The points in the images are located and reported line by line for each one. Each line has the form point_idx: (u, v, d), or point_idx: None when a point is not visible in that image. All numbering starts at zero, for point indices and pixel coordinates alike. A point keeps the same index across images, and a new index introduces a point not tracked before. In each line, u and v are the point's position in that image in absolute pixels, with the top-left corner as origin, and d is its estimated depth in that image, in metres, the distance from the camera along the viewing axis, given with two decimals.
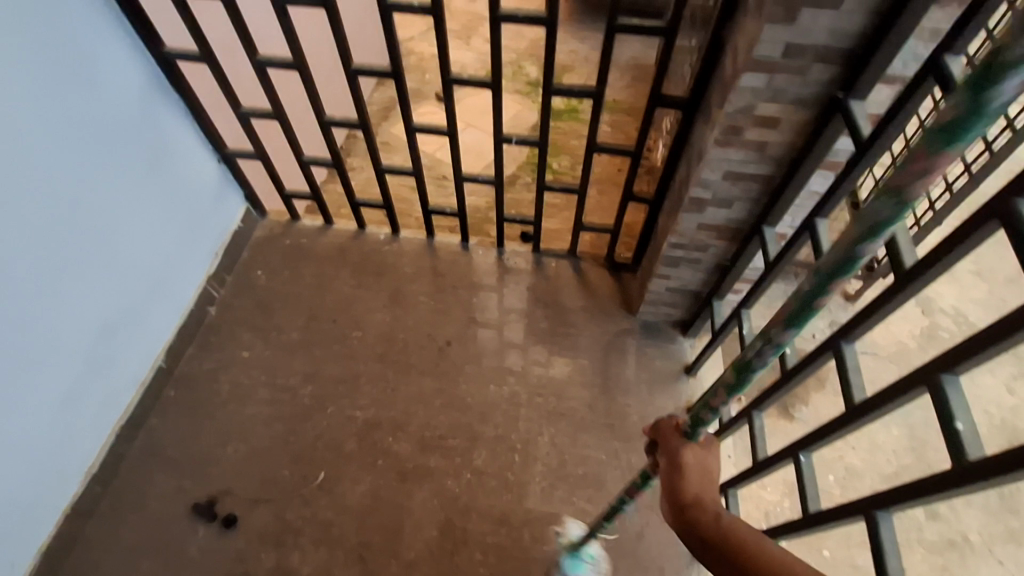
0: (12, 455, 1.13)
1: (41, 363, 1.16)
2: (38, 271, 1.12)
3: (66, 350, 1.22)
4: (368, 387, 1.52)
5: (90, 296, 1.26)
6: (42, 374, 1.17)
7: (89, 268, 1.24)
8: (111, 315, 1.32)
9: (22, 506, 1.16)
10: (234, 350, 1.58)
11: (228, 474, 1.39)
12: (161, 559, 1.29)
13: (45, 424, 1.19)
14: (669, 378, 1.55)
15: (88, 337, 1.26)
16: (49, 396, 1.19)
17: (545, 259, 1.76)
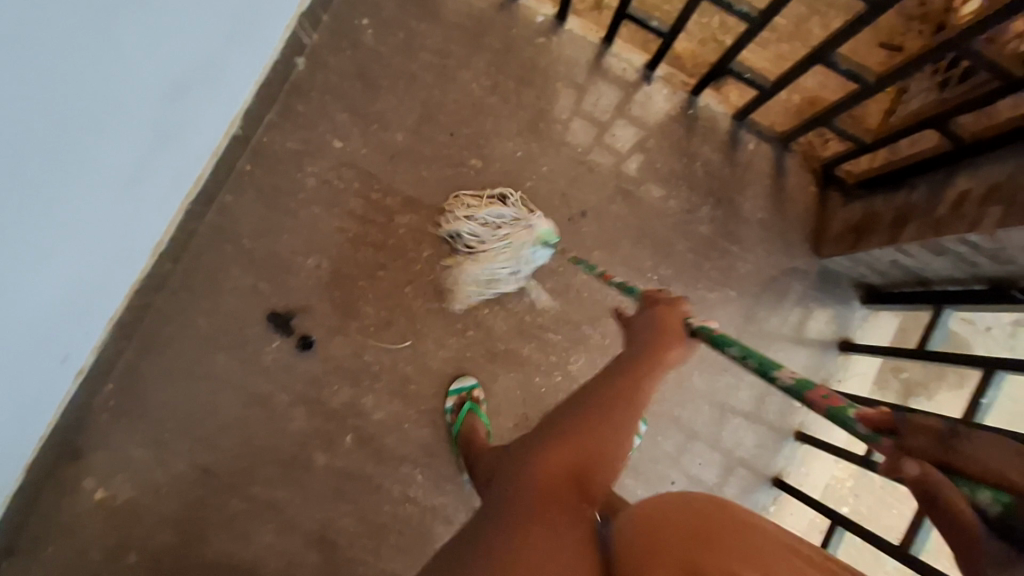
0: (85, 238, 0.94)
1: (119, 144, 0.89)
2: (111, 31, 0.73)
3: (140, 119, 0.91)
4: (475, 238, 1.26)
5: (174, 51, 0.89)
6: (110, 154, 0.88)
7: (171, 16, 0.84)
8: (188, 74, 0.97)
9: (91, 284, 1.03)
10: (326, 134, 1.24)
11: (309, 290, 1.24)
12: (236, 356, 1.23)
13: (114, 208, 0.97)
14: (817, 347, 1.30)
15: (160, 104, 0.94)
16: (118, 173, 0.93)
17: (744, 137, 1.27)
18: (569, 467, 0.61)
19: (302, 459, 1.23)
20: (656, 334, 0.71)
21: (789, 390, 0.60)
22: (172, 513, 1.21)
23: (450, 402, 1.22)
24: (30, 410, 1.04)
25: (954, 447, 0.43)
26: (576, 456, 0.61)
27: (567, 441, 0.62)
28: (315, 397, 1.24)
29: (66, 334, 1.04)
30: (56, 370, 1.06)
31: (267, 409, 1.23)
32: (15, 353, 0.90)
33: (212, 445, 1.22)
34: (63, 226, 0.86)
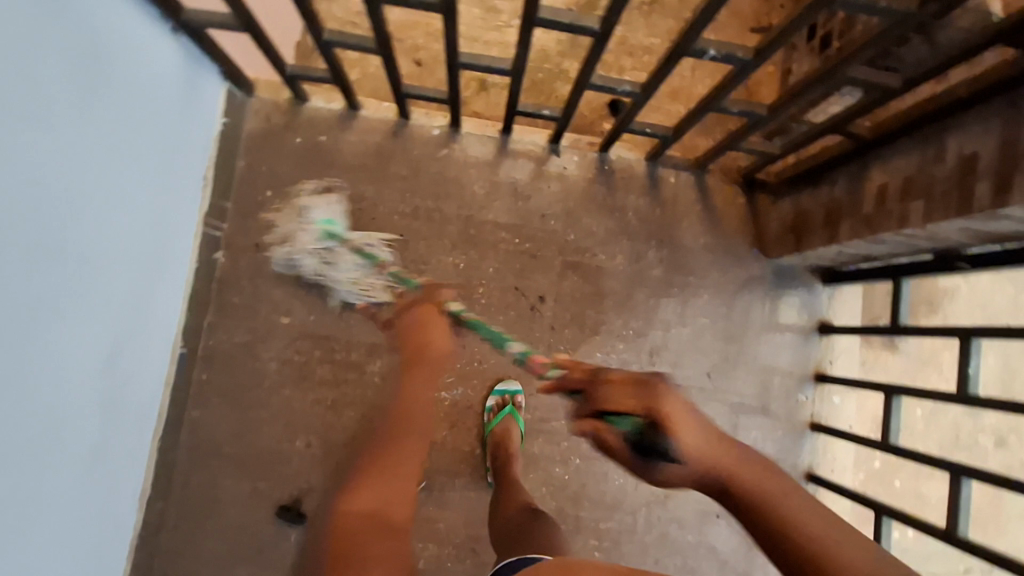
0: (62, 535, 0.90)
1: (60, 435, 0.86)
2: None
3: (73, 402, 0.88)
4: (450, 360, 1.26)
5: (81, 325, 0.87)
6: (53, 449, 0.85)
7: (60, 303, 0.81)
8: (110, 336, 0.95)
9: (88, 568, 0.99)
10: (270, 315, 1.22)
11: (307, 471, 1.21)
12: (258, 564, 1.19)
13: (82, 495, 0.93)
14: (799, 339, 1.34)
15: (86, 379, 0.90)
16: (74, 457, 0.90)
17: (663, 175, 1.31)
18: (375, 506, 0.99)
19: None
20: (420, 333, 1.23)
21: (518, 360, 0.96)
22: None
23: (491, 402, 1.24)
24: None
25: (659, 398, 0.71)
26: (377, 500, 1.00)
27: (366, 490, 1.04)
28: None
29: None
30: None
31: None
32: None
33: None
34: (31, 540, 0.83)
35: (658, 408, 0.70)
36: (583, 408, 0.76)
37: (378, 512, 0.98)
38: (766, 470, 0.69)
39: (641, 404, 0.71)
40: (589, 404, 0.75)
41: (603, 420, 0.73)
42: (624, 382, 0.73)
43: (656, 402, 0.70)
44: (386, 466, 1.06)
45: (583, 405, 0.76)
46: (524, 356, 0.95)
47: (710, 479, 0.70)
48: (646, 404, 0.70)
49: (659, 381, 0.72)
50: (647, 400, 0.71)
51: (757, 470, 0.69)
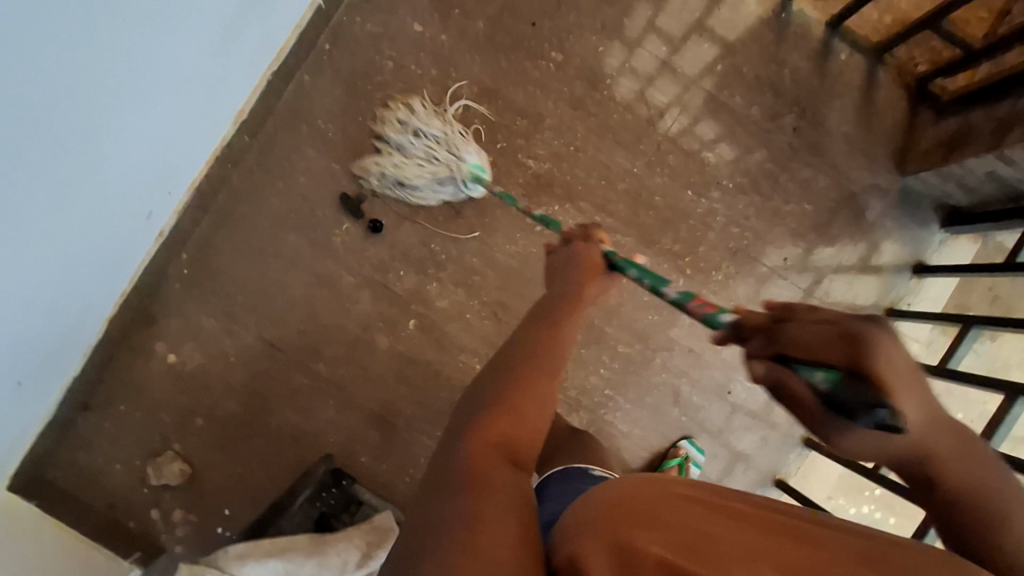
0: (174, 106, 0.98)
1: (202, 17, 0.90)
2: None
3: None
4: (550, 134, 1.24)
5: None
6: (196, 22, 0.89)
7: None
8: None
9: (172, 147, 1.05)
10: (406, 18, 1.23)
11: (382, 175, 1.25)
12: (305, 237, 1.25)
13: (203, 62, 0.98)
14: (889, 270, 1.27)
15: None
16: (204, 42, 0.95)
17: (837, 46, 1.22)
18: (502, 438, 0.59)
19: (365, 340, 1.26)
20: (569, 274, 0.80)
21: (674, 303, 0.71)
22: (238, 384, 1.26)
23: None
24: (116, 261, 1.10)
25: (788, 337, 0.52)
26: (507, 424, 0.60)
27: (506, 409, 0.61)
28: (380, 281, 1.26)
29: (150, 187, 1.07)
30: (137, 222, 1.09)
31: (332, 290, 1.26)
32: (109, 203, 0.97)
33: (278, 321, 1.26)
34: (149, 91, 0.89)
35: (870, 377, 0.47)
36: (763, 345, 0.55)
37: (488, 446, 0.58)
38: (969, 449, 0.55)
39: (843, 354, 0.48)
40: (770, 344, 0.54)
41: (790, 367, 0.52)
42: (823, 320, 0.51)
43: (866, 358, 0.47)
44: (521, 380, 0.64)
45: (756, 337, 0.56)
46: (683, 301, 0.70)
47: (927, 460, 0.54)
48: (848, 363, 0.48)
49: (876, 328, 0.48)
50: (851, 346, 0.48)
51: (958, 440, 0.55)
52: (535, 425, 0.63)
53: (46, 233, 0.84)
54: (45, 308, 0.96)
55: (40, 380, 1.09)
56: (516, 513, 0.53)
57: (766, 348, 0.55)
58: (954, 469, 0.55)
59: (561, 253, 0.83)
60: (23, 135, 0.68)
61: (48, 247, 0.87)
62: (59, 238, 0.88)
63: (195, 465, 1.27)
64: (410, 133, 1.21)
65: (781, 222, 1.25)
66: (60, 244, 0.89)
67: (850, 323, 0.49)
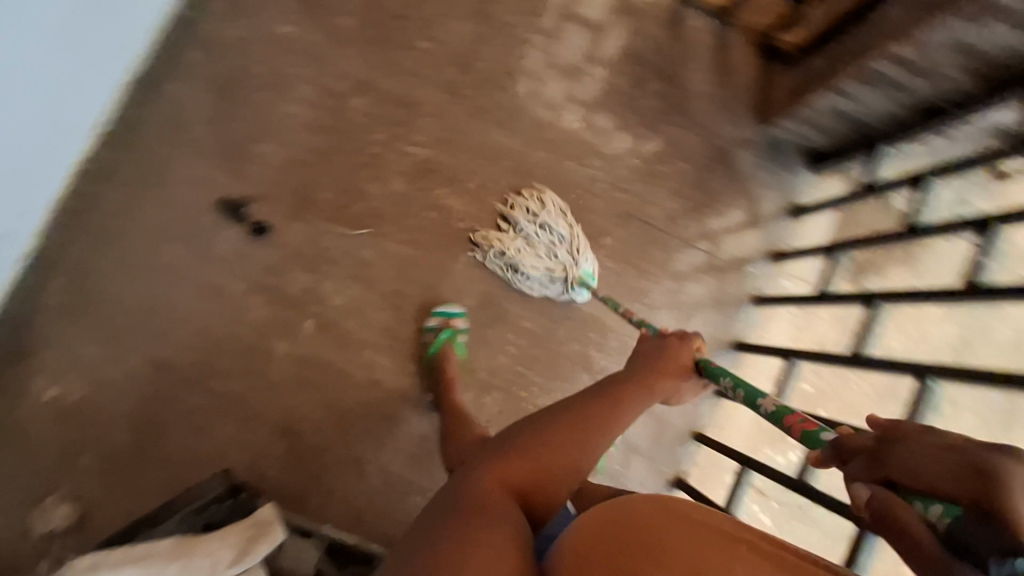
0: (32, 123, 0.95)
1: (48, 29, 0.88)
2: None
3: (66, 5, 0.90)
4: (428, 121, 1.26)
5: None
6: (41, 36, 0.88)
7: None
8: None
9: (32, 165, 1.02)
10: (272, 22, 1.24)
11: (263, 176, 1.23)
12: (188, 248, 1.21)
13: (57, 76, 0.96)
14: (769, 217, 1.33)
15: None
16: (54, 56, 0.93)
17: (688, 14, 1.30)
18: (518, 481, 0.70)
19: (261, 348, 1.21)
20: (649, 359, 0.85)
21: (772, 417, 0.74)
22: (127, 410, 1.19)
23: (433, 322, 1.21)
24: None
25: (896, 465, 0.50)
26: (527, 470, 0.71)
27: (525, 454, 0.72)
28: (271, 284, 1.22)
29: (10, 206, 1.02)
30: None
31: (221, 299, 1.21)
32: None
33: (166, 338, 1.20)
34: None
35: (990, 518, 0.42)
36: (868, 469, 0.53)
37: (500, 486, 0.69)
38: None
39: (966, 490, 0.45)
40: (878, 469, 0.52)
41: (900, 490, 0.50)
42: (943, 446, 0.48)
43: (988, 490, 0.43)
44: (543, 432, 0.74)
45: (860, 459, 0.54)
46: (779, 416, 0.73)
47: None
48: (972, 500, 0.44)
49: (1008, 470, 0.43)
50: (976, 478, 0.44)
51: None
52: (558, 474, 0.73)
53: None
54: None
55: None
56: (507, 529, 0.62)
57: (868, 479, 0.53)
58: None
59: (649, 342, 0.89)
60: None
61: None
62: None
63: (85, 506, 1.17)
64: (540, 228, 1.22)
65: (663, 182, 1.30)
66: None
67: (966, 448, 0.46)
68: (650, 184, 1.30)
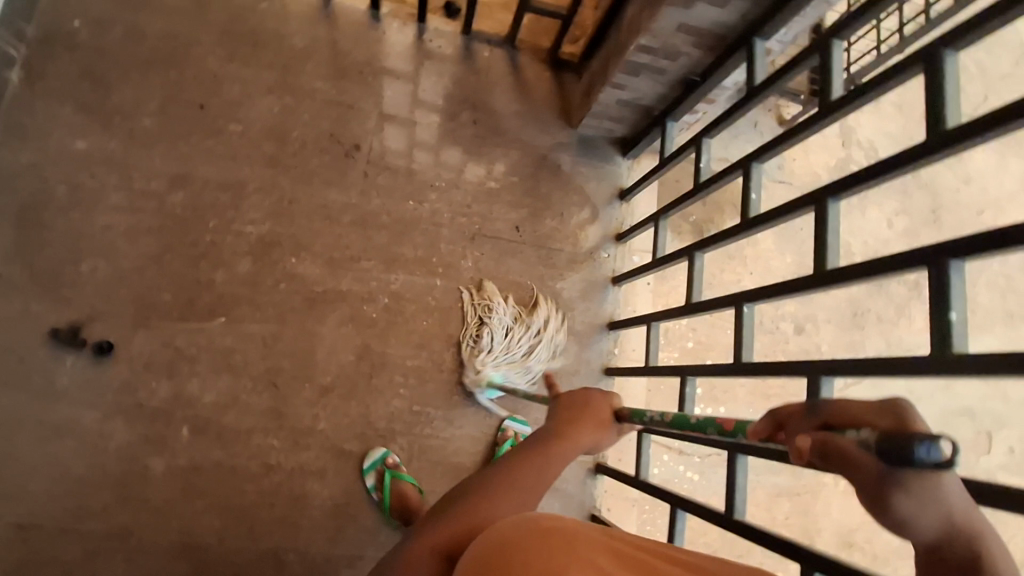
0: None
1: None
2: None
3: None
4: (258, 197, 1.27)
5: None
6: None
7: None
8: None
9: None
10: (64, 140, 1.20)
11: (94, 295, 1.17)
12: (26, 392, 1.13)
13: None
14: (601, 204, 1.46)
15: None
16: None
17: (477, 46, 1.43)
18: (448, 542, 0.69)
19: (135, 471, 1.14)
20: (574, 408, 0.80)
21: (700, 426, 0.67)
22: None
23: (370, 478, 1.21)
24: None
25: (835, 414, 0.51)
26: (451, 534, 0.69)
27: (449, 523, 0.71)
28: (130, 402, 1.16)
29: None
30: None
31: (78, 433, 1.13)
32: None
33: (24, 493, 1.10)
34: None
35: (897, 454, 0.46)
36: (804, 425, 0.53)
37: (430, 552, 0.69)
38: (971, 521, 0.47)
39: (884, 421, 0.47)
40: (814, 423, 0.52)
41: (834, 433, 0.49)
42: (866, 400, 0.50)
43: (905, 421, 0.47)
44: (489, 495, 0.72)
45: (795, 419, 0.54)
46: (707, 425, 0.66)
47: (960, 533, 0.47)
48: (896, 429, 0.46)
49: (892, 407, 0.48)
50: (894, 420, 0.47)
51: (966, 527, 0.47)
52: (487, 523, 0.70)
53: None
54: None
55: None
56: None
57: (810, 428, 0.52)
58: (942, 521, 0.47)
59: (568, 392, 0.83)
60: None
61: None
62: None
63: None
64: (518, 327, 1.33)
65: (499, 198, 1.39)
66: None
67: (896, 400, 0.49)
68: (487, 201, 1.39)
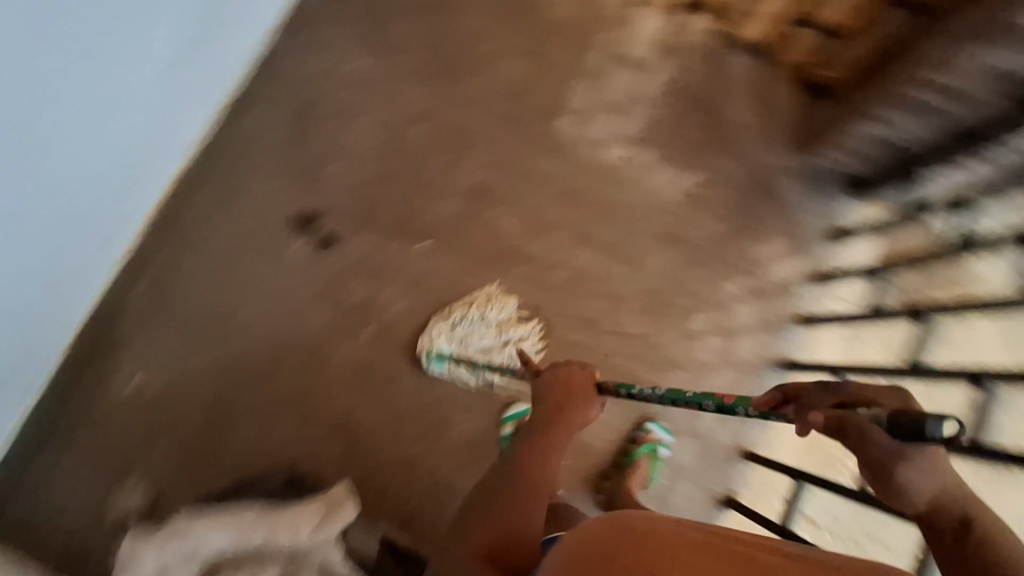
0: (111, 203, 1.13)
1: (109, 155, 1.03)
2: (41, 123, 0.84)
3: (122, 130, 1.03)
4: (484, 146, 1.37)
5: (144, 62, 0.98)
6: (104, 159, 1.02)
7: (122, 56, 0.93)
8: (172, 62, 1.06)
9: (125, 216, 1.21)
10: (346, 57, 1.38)
11: (331, 193, 1.34)
12: (261, 257, 1.32)
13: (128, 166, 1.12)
14: (811, 240, 1.37)
15: (136, 104, 1.03)
16: (121, 157, 1.07)
17: (728, 51, 1.40)
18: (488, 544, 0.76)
19: (321, 351, 1.30)
20: (561, 394, 0.91)
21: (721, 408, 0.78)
22: (198, 405, 1.28)
23: (506, 428, 1.28)
24: (79, 290, 1.19)
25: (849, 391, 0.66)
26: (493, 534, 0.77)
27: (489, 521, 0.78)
28: (333, 292, 1.32)
29: (108, 242, 1.20)
30: (98, 253, 1.19)
31: (290, 304, 1.31)
32: (74, 272, 1.14)
33: (238, 338, 1.30)
34: (83, 220, 1.06)
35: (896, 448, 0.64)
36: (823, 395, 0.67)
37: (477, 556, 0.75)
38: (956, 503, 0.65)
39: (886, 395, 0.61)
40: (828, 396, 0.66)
41: (845, 411, 0.66)
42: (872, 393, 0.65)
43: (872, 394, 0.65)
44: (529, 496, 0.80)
45: (811, 393, 0.68)
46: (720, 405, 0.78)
47: (948, 514, 0.65)
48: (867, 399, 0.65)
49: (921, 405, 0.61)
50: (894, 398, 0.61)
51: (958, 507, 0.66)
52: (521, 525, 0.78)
53: (21, 333, 1.06)
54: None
55: None
56: None
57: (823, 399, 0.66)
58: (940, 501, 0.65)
59: (547, 377, 0.94)
60: None
61: (17, 343, 1.06)
62: (31, 331, 1.09)
63: (159, 491, 1.26)
64: (474, 319, 1.30)
65: (703, 206, 1.37)
66: (32, 332, 1.09)
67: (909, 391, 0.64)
68: (689, 207, 1.37)
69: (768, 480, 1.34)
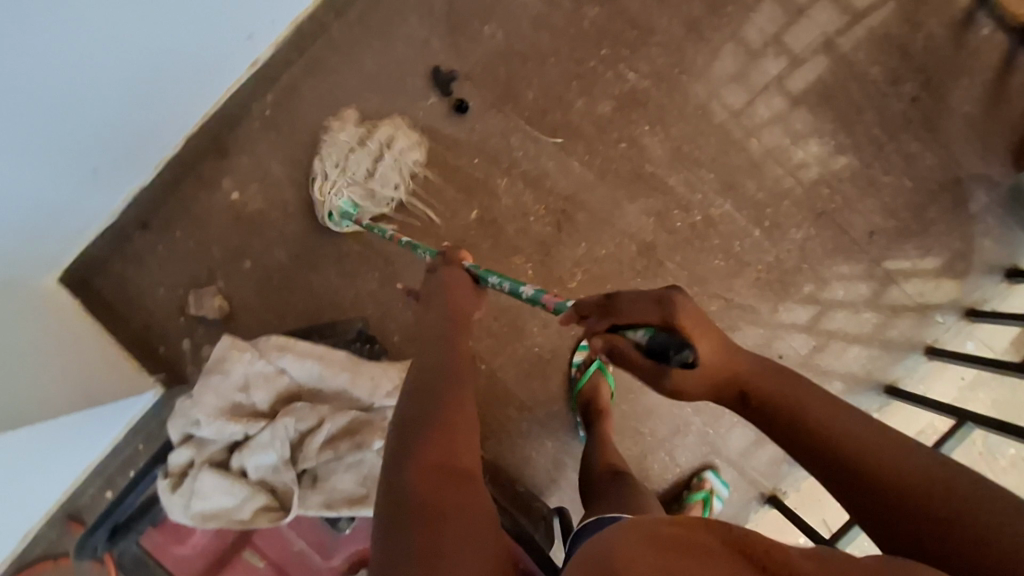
0: (231, 20, 1.08)
1: None
2: None
3: None
4: (656, 53, 1.21)
5: None
6: None
7: None
8: None
9: (257, 31, 1.16)
10: None
11: (478, 56, 1.23)
12: (389, 104, 1.25)
13: None
14: (983, 269, 1.18)
15: None
16: None
17: (979, 21, 1.16)
18: (436, 456, 0.60)
19: (422, 219, 1.25)
20: (450, 297, 0.80)
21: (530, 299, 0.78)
22: (290, 233, 1.27)
23: (579, 356, 1.24)
24: (205, 87, 1.16)
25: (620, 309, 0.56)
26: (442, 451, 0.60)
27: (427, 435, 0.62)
28: (450, 163, 1.24)
29: (237, 50, 1.15)
30: (229, 57, 1.15)
31: (403, 162, 1.25)
32: (198, 81, 1.13)
33: None
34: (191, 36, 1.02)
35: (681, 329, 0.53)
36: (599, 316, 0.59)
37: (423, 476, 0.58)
38: (879, 426, 0.54)
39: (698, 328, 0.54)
40: (605, 315, 0.58)
41: (614, 327, 0.59)
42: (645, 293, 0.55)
43: (671, 311, 0.53)
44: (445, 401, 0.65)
45: (596, 314, 0.59)
46: (536, 298, 0.77)
47: (728, 385, 0.58)
48: (664, 323, 0.53)
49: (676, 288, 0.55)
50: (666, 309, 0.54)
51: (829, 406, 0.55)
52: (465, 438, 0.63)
53: (134, 134, 1.09)
54: (126, 67, 0.95)
55: (111, 173, 1.13)
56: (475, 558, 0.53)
57: (603, 322, 0.58)
58: (829, 418, 0.55)
59: (440, 283, 0.84)
60: (56, 125, 0.91)
61: (132, 141, 1.10)
62: (145, 131, 1.11)
63: (234, 305, 1.27)
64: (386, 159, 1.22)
65: (875, 193, 1.19)
66: (147, 133, 1.12)
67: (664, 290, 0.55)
68: (859, 189, 1.19)
69: (821, 495, 1.26)
